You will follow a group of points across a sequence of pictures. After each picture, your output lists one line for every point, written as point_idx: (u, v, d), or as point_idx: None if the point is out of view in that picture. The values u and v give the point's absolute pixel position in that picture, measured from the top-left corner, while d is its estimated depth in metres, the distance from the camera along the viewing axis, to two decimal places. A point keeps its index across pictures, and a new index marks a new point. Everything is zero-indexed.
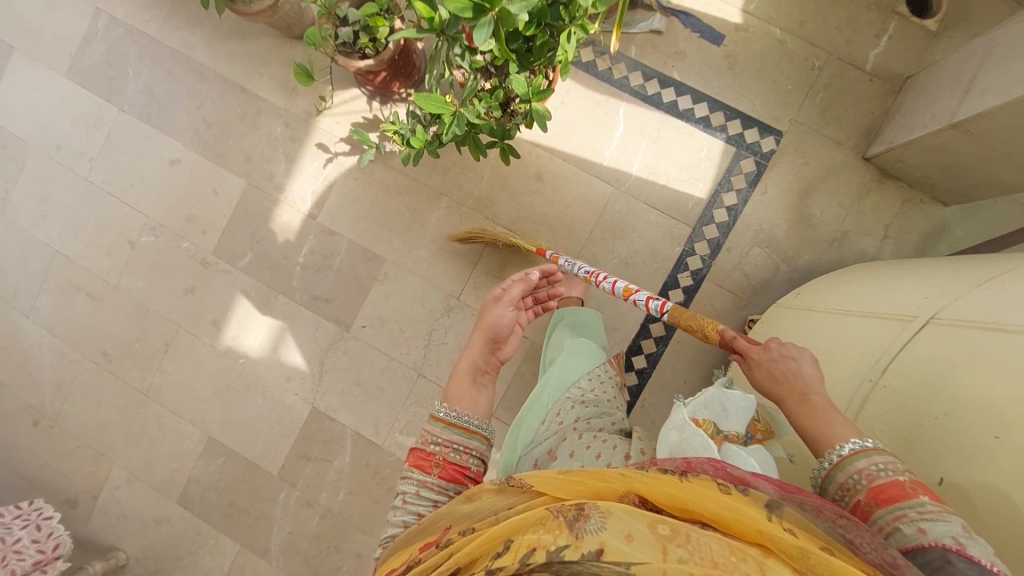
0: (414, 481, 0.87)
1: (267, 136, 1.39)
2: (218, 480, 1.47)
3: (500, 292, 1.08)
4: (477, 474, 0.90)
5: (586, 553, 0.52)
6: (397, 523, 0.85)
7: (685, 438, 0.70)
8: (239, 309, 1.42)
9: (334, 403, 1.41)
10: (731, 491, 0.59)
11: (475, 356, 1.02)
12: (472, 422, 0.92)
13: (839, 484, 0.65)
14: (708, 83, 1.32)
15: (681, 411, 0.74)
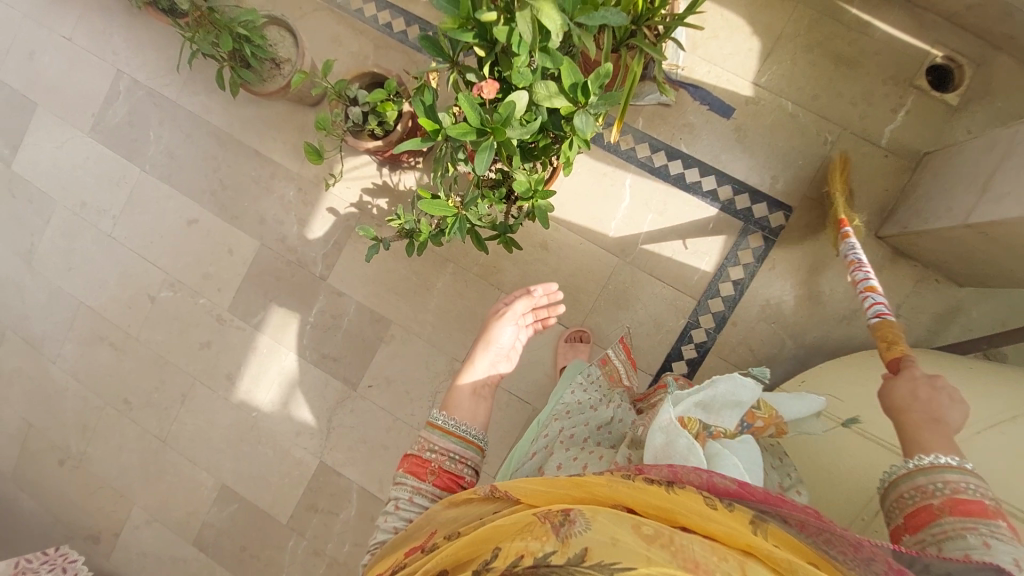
0: (407, 488, 0.89)
1: (281, 199, 1.43)
2: (230, 525, 1.52)
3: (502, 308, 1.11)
4: (469, 485, 0.92)
5: (572, 557, 0.52)
6: (388, 529, 0.86)
7: (671, 442, 0.69)
8: (252, 364, 1.47)
9: (340, 458, 1.46)
10: (719, 506, 0.58)
11: (485, 363, 1.03)
12: (468, 432, 0.95)
13: (914, 485, 0.65)
14: (716, 155, 1.31)
15: (669, 413, 0.72)
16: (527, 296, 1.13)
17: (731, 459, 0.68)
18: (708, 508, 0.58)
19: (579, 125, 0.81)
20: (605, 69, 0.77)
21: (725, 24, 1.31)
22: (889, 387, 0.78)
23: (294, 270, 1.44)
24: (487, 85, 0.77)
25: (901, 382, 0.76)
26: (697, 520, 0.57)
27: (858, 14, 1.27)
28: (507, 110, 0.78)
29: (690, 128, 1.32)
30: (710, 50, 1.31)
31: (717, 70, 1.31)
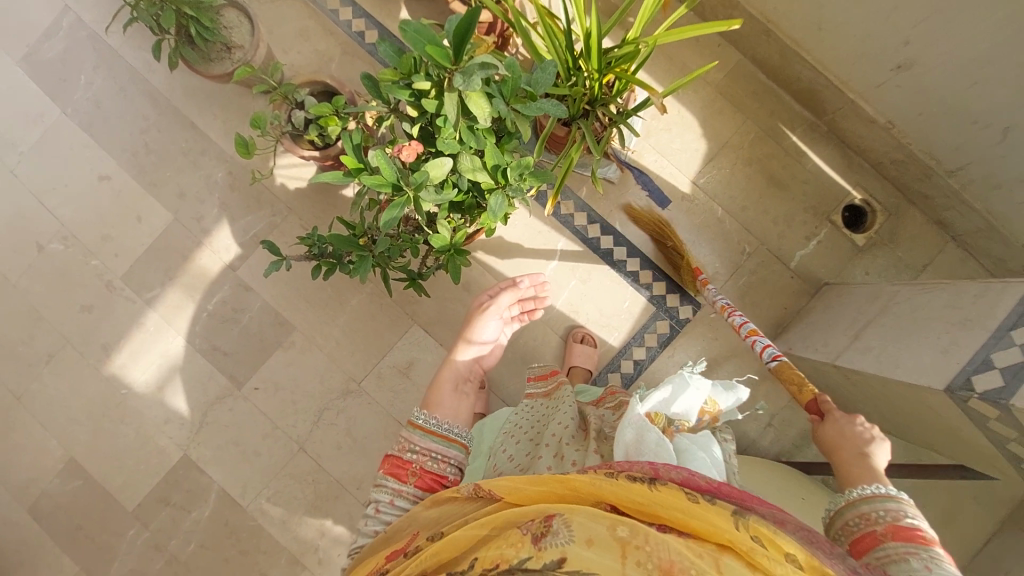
0: (388, 491, 0.94)
1: (207, 177, 1.40)
2: (69, 502, 1.41)
3: (485, 300, 1.18)
4: (452, 483, 0.97)
5: (547, 563, 0.55)
6: (370, 531, 0.92)
7: (642, 437, 0.78)
8: (135, 337, 1.40)
9: (207, 455, 1.39)
10: (699, 501, 0.60)
11: (472, 350, 1.15)
12: (452, 430, 1.00)
13: (859, 513, 0.69)
14: (644, 239, 1.37)
15: (637, 410, 0.81)
16: (513, 289, 1.19)
17: (698, 455, 0.79)
18: (689, 503, 0.60)
19: (494, 199, 0.81)
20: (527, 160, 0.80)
21: (680, 121, 1.38)
22: (820, 433, 0.83)
23: (205, 253, 1.39)
24: (409, 145, 0.77)
25: (831, 423, 0.82)
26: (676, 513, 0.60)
27: (796, 142, 1.38)
28: (424, 174, 0.78)
29: (626, 207, 1.37)
30: (661, 141, 1.38)
31: (664, 161, 1.38)
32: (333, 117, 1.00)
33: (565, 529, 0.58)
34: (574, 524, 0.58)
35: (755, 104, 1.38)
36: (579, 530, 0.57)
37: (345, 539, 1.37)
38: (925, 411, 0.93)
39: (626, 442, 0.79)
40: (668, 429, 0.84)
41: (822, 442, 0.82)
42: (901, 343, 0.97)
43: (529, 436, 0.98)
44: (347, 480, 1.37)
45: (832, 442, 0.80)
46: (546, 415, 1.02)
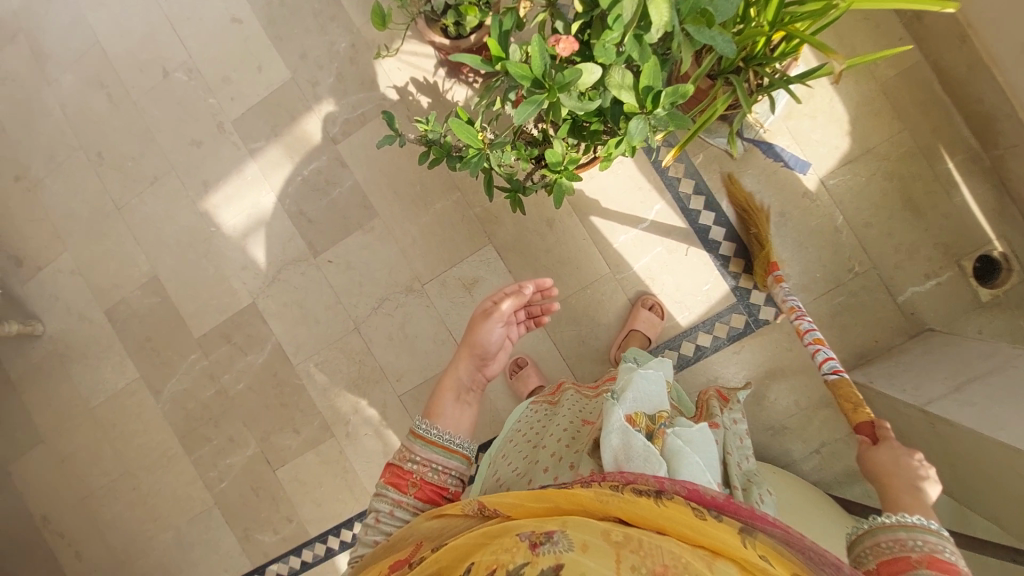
0: (388, 501, 0.89)
1: (331, 45, 1.39)
2: (145, 314, 1.55)
3: (490, 305, 1.02)
4: (454, 495, 0.92)
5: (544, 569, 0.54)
6: (370, 542, 0.86)
7: (629, 443, 0.78)
8: (232, 183, 1.46)
9: (271, 308, 1.48)
10: (706, 517, 0.62)
11: (467, 370, 1.01)
12: (453, 441, 0.93)
13: (895, 538, 0.64)
14: (749, 226, 1.28)
15: (616, 414, 0.83)
16: (517, 296, 1.02)
17: (692, 457, 0.77)
18: (696, 520, 0.61)
19: (633, 127, 0.75)
20: (686, 90, 0.72)
21: (828, 111, 1.25)
22: (867, 453, 0.80)
23: (312, 120, 1.41)
24: (566, 41, 0.70)
25: (881, 451, 0.78)
26: (683, 527, 0.61)
27: (951, 170, 1.23)
28: (574, 75, 0.71)
29: (739, 187, 1.28)
30: (800, 128, 1.26)
31: (796, 151, 1.26)
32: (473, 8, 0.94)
33: (564, 538, 0.57)
34: (573, 532, 0.58)
35: (920, 115, 1.23)
36: (575, 537, 0.58)
37: (374, 421, 1.46)
38: (1010, 485, 0.85)
39: (612, 446, 0.80)
40: (653, 428, 0.86)
41: (870, 466, 0.78)
42: (1004, 406, 0.88)
43: (529, 440, 1.01)
44: (390, 371, 1.44)
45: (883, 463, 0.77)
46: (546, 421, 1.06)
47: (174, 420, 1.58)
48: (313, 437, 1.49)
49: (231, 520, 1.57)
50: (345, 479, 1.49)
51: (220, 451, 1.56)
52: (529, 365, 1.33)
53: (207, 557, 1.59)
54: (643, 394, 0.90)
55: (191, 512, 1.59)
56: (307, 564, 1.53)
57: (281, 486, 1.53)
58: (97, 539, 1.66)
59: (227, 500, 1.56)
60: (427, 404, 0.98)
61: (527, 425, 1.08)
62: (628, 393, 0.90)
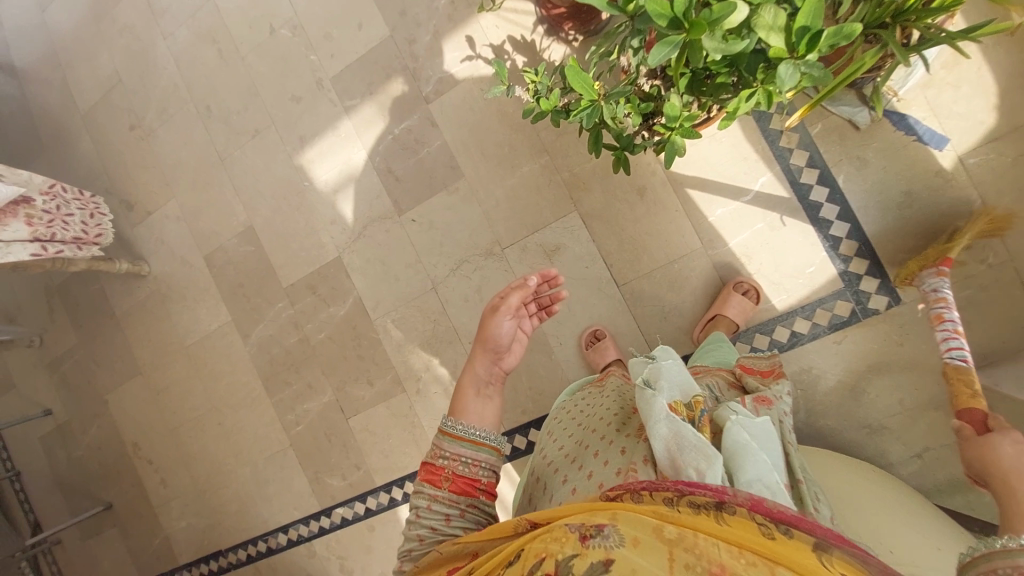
0: (423, 497, 0.79)
1: (430, 3, 1.38)
2: (239, 261, 1.65)
3: (498, 299, 0.94)
4: (488, 486, 0.82)
5: (593, 564, 0.48)
6: (412, 537, 0.76)
7: (678, 431, 0.63)
8: (326, 139, 1.51)
9: (355, 263, 1.52)
10: (776, 534, 0.51)
11: (484, 365, 0.92)
12: (480, 433, 0.84)
13: (1014, 564, 0.55)
14: (865, 206, 1.17)
15: (658, 400, 0.68)
16: (523, 288, 0.94)
17: (760, 454, 0.62)
18: (765, 534, 0.51)
19: (781, 76, 0.70)
20: (850, 29, 0.67)
21: (976, 81, 1.10)
22: (983, 444, 0.77)
23: (406, 79, 1.42)
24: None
25: (1004, 442, 0.75)
26: (751, 541, 0.50)
27: None
28: (722, 13, 0.67)
29: (859, 162, 1.17)
30: (940, 99, 1.12)
31: (933, 124, 1.13)
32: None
33: (614, 532, 0.51)
34: (624, 526, 0.51)
35: None
36: (627, 532, 0.51)
37: (445, 381, 1.48)
38: None
39: (660, 434, 0.65)
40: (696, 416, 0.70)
41: (987, 457, 0.76)
42: None
43: (576, 418, 0.89)
44: (463, 333, 1.45)
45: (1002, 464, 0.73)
46: (592, 400, 0.93)
47: (258, 364, 1.67)
48: (386, 390, 1.54)
49: (304, 462, 1.65)
50: (414, 434, 1.52)
51: (298, 396, 1.64)
52: (606, 338, 1.29)
53: (280, 494, 1.69)
54: (678, 381, 0.76)
55: (268, 451, 1.69)
56: (371, 511, 1.59)
57: (353, 434, 1.59)
58: (183, 467, 1.80)
59: (302, 443, 1.64)
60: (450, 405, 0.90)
61: (570, 405, 0.97)
62: (661, 381, 0.74)
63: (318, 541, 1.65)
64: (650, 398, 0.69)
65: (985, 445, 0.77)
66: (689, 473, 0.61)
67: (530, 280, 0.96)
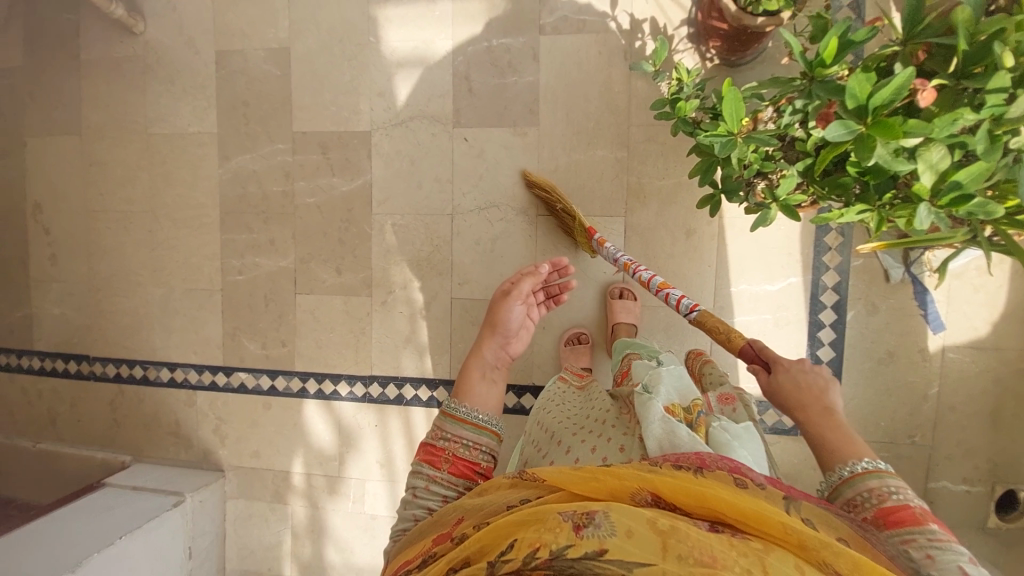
0: (423, 477, 0.86)
1: None
2: (256, 78, 1.44)
3: (512, 286, 1.04)
4: (486, 471, 0.88)
5: (587, 554, 0.47)
6: (408, 517, 0.82)
7: (673, 430, 0.69)
8: (417, 8, 1.33)
9: (384, 148, 1.39)
10: (750, 488, 0.55)
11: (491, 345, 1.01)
12: (482, 417, 0.91)
13: (845, 498, 0.68)
14: (853, 345, 1.27)
15: (654, 405, 0.74)
16: (534, 277, 1.05)
17: (740, 451, 0.71)
18: (738, 492, 0.54)
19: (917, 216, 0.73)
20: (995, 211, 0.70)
21: (990, 294, 1.22)
22: (773, 385, 0.81)
23: None
24: (929, 92, 0.69)
25: (785, 375, 0.80)
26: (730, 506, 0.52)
27: None
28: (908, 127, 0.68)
29: (872, 307, 1.26)
30: (957, 293, 1.23)
31: (941, 309, 1.24)
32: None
33: (606, 520, 0.50)
34: (616, 515, 0.51)
35: None
36: (619, 521, 0.50)
37: (415, 305, 1.42)
38: None
39: (657, 434, 0.69)
40: (692, 417, 0.77)
41: (791, 396, 0.79)
42: None
43: (568, 407, 0.91)
44: (457, 270, 1.39)
45: (789, 389, 0.79)
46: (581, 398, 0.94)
47: (224, 193, 1.48)
48: (351, 285, 1.44)
49: (227, 313, 1.51)
50: (358, 340, 1.45)
51: (252, 246, 1.48)
52: (587, 342, 1.30)
53: (183, 331, 1.53)
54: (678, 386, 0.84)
55: (192, 284, 1.52)
56: (275, 390, 1.50)
57: (293, 311, 1.48)
58: (83, 254, 1.57)
59: (233, 294, 1.50)
60: (455, 384, 0.96)
61: (557, 393, 0.98)
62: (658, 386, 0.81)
63: (204, 393, 1.54)
64: (650, 403, 0.74)
65: (775, 382, 0.81)
66: None
67: (541, 270, 1.07)
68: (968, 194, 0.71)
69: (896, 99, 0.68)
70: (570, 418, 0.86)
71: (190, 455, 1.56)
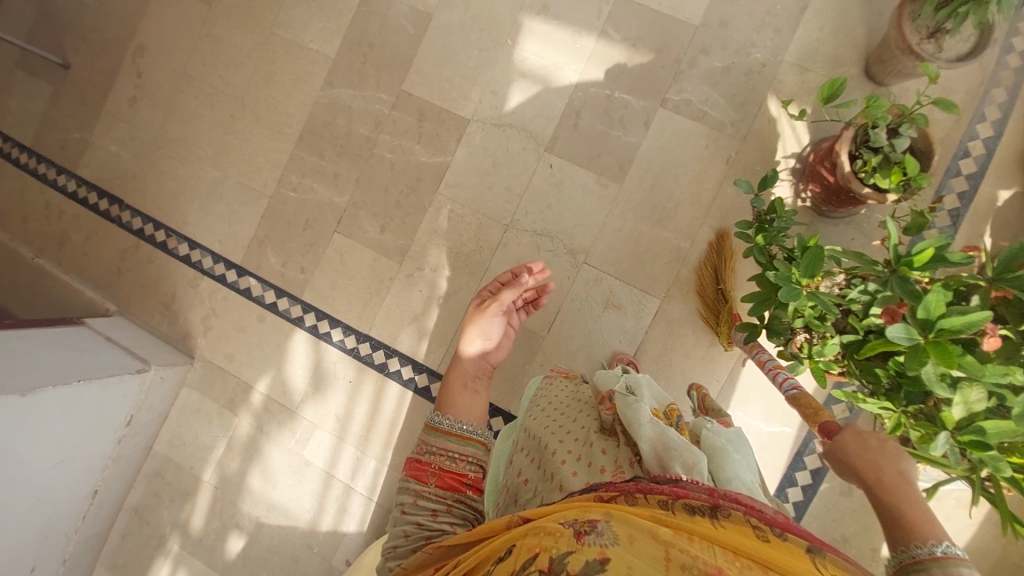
0: (411, 492, 0.93)
1: (753, 41, 1.26)
2: (390, 27, 1.48)
3: (490, 301, 1.15)
4: (474, 483, 0.95)
5: (589, 560, 0.52)
6: (397, 535, 0.87)
7: (663, 432, 0.77)
8: (561, 32, 1.38)
9: (474, 141, 1.44)
10: (768, 537, 0.57)
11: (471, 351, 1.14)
12: (465, 430, 1.02)
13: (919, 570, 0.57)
14: (815, 516, 1.27)
15: (642, 410, 0.82)
16: (515, 288, 1.15)
17: (732, 455, 0.79)
18: (752, 537, 0.57)
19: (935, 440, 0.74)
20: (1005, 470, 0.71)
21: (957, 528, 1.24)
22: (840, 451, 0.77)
23: (668, 68, 1.30)
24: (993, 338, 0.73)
25: (849, 439, 0.77)
26: (738, 542, 0.55)
27: None
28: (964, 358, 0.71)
29: (848, 489, 1.26)
30: None
31: None
32: (899, 176, 0.94)
33: (608, 529, 0.55)
34: (618, 526, 0.55)
35: None
36: (620, 531, 0.55)
37: (437, 291, 1.45)
38: None
39: (649, 436, 0.77)
40: (674, 421, 0.89)
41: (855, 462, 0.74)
42: None
43: (551, 409, 0.94)
44: (489, 278, 1.42)
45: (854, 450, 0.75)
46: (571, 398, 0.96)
47: (313, 113, 1.52)
48: (388, 247, 1.48)
49: (265, 220, 1.54)
50: (372, 300, 1.48)
51: (315, 171, 1.52)
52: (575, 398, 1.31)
53: (217, 218, 1.56)
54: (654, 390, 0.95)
55: (245, 179, 1.55)
56: (275, 308, 1.53)
57: (325, 246, 1.51)
58: (162, 109, 1.60)
59: (278, 206, 1.53)
60: (439, 400, 1.10)
61: (544, 394, 1.00)
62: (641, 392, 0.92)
63: (209, 281, 1.56)
64: (637, 406, 0.82)
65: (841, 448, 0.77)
66: (677, 467, 0.73)
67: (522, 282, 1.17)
68: (985, 443, 0.72)
69: (967, 330, 0.71)
70: (555, 421, 0.89)
71: (171, 330, 1.58)
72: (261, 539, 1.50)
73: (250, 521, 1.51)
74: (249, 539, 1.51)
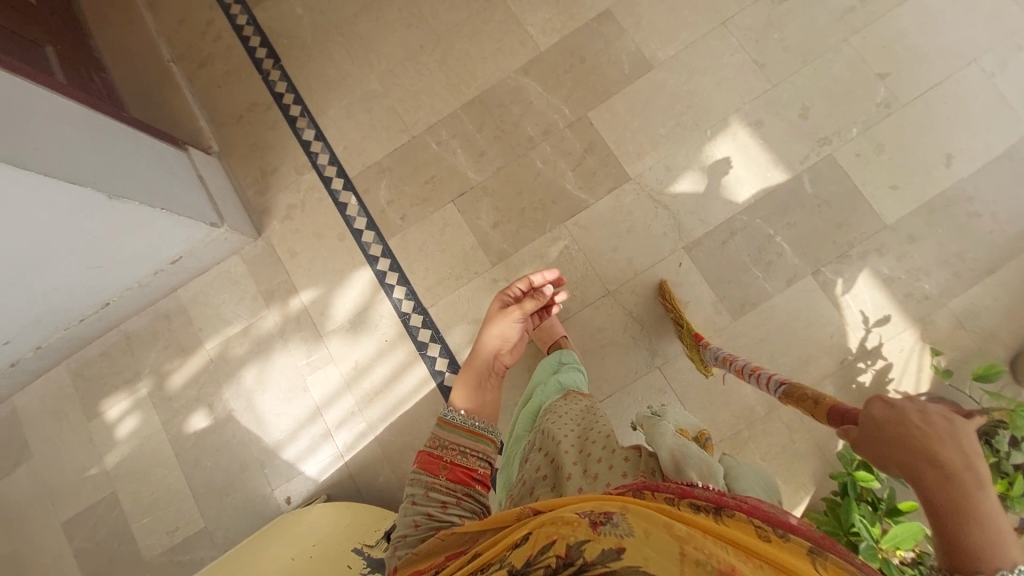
0: (421, 484, 0.92)
1: (925, 271, 1.25)
2: (608, 56, 1.46)
3: (510, 309, 1.20)
4: (483, 476, 0.97)
5: (607, 552, 0.49)
6: (406, 525, 0.85)
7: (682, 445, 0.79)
8: (759, 155, 1.36)
9: (623, 199, 1.41)
10: (771, 537, 0.54)
11: (487, 346, 1.19)
12: (476, 424, 1.04)
13: None
14: None
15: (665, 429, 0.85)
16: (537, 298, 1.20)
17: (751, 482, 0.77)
18: (758, 537, 0.53)
19: None
20: None
21: None
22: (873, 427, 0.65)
23: (837, 246, 1.29)
24: None
25: (882, 418, 0.65)
26: (744, 540, 0.52)
27: None
28: None
29: None
30: None
31: None
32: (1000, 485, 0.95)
33: (624, 522, 0.52)
34: (634, 518, 0.53)
35: None
36: (636, 523, 0.52)
37: None
38: None
39: (670, 445, 0.79)
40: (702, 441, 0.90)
41: (897, 441, 0.62)
42: None
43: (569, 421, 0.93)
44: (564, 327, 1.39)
45: (892, 430, 0.63)
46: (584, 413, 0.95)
47: (494, 88, 1.49)
48: (490, 245, 1.45)
49: (395, 154, 1.51)
50: (449, 283, 1.46)
51: (465, 140, 1.49)
52: None
53: (353, 126, 1.53)
54: (682, 420, 0.96)
55: (399, 108, 1.52)
56: (358, 236, 1.50)
57: (434, 211, 1.48)
58: (362, 1, 1.57)
59: (415, 150, 1.51)
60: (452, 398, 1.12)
61: (561, 408, 1.00)
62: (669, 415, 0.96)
63: (313, 177, 1.53)
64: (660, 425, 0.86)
65: (874, 427, 0.65)
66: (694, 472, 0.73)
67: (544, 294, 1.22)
68: None
69: None
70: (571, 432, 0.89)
71: (252, 198, 1.54)
72: (223, 430, 1.48)
73: (224, 408, 1.49)
74: (214, 423, 1.48)
